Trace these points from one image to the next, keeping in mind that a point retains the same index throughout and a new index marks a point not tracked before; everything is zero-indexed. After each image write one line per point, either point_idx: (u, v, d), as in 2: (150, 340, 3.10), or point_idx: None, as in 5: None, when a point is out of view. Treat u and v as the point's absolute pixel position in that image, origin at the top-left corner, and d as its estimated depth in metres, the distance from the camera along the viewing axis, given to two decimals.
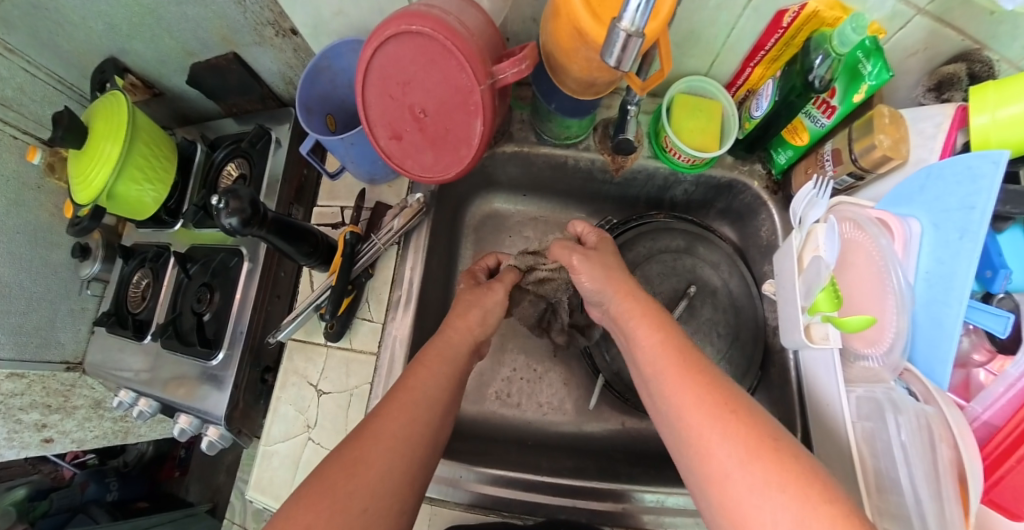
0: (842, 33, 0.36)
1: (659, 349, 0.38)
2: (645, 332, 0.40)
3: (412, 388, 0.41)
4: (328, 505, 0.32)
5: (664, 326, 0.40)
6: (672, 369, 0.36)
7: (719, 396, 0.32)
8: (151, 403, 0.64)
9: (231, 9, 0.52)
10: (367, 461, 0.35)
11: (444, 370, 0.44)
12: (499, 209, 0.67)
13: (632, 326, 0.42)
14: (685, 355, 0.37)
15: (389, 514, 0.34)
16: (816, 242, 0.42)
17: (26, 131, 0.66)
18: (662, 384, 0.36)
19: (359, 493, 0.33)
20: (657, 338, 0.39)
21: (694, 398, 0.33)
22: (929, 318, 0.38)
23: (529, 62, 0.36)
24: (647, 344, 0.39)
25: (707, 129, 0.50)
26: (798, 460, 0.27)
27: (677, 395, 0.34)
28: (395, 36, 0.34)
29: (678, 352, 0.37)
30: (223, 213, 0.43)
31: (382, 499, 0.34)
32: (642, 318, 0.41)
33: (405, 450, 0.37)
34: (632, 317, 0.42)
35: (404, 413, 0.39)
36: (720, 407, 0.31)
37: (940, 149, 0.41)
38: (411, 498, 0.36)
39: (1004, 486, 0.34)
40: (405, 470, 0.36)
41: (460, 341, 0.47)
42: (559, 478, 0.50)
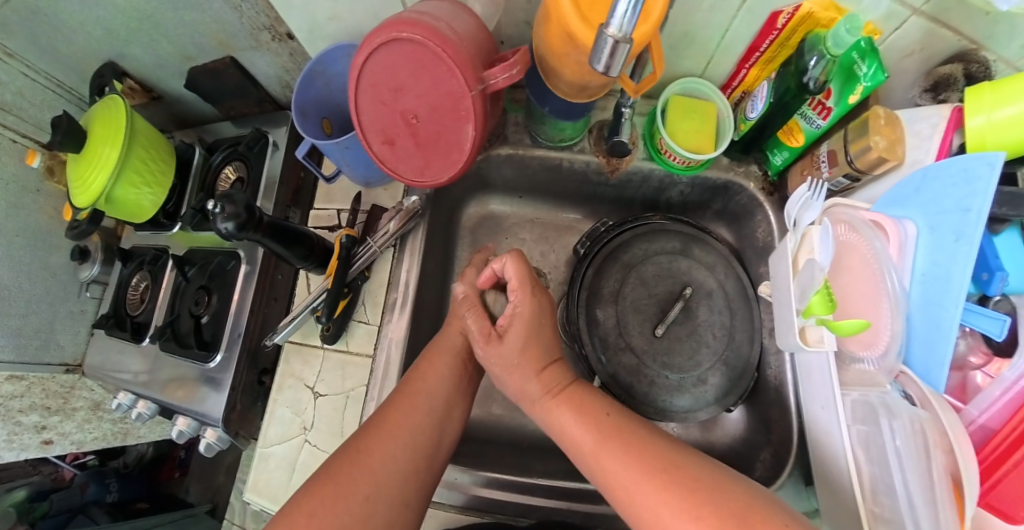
0: (836, 34, 0.36)
1: (579, 420, 0.39)
2: (561, 411, 0.40)
3: (417, 381, 0.42)
4: (331, 491, 0.33)
5: (582, 397, 0.41)
6: (598, 445, 0.36)
7: (671, 478, 0.32)
8: (149, 405, 0.64)
9: (228, 13, 0.52)
10: (371, 450, 0.36)
11: (449, 366, 0.44)
12: (495, 211, 0.67)
13: (546, 406, 0.42)
14: (608, 422, 0.38)
15: (393, 507, 0.35)
16: (811, 245, 0.42)
17: (26, 135, 0.67)
18: (597, 461, 0.35)
19: (361, 480, 0.34)
20: (588, 417, 0.38)
21: (642, 479, 0.32)
22: (926, 320, 0.38)
23: (520, 66, 0.36)
24: (576, 424, 0.38)
25: (702, 131, 0.50)
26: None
27: (608, 471, 0.35)
28: (387, 42, 0.34)
29: (616, 430, 0.36)
30: (219, 217, 0.43)
31: (388, 487, 0.35)
32: (555, 400, 0.41)
33: (411, 445, 0.37)
34: (543, 400, 0.42)
35: (412, 409, 0.39)
36: (659, 477, 0.32)
37: (936, 149, 0.41)
38: (416, 492, 0.37)
39: (1000, 490, 0.34)
40: (410, 464, 0.37)
41: (457, 330, 0.47)
42: (554, 480, 0.49)
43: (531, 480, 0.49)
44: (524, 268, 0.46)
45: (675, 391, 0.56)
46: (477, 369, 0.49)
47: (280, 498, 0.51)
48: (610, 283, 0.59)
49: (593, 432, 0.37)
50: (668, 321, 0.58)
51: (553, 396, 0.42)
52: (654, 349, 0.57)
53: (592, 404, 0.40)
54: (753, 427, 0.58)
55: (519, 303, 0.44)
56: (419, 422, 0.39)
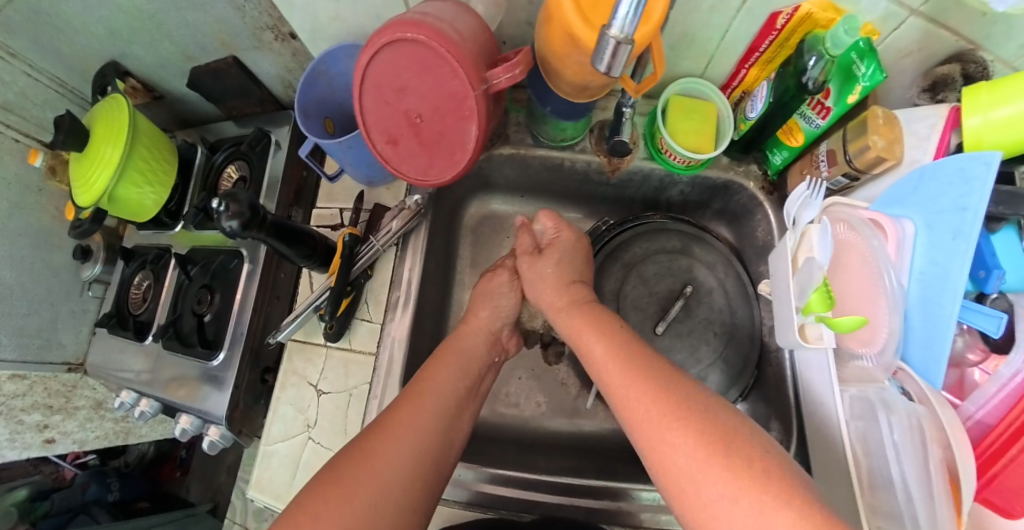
0: (835, 35, 0.36)
1: (609, 354, 0.40)
2: (591, 343, 0.42)
3: (428, 378, 0.43)
4: (335, 493, 0.33)
5: (615, 332, 0.42)
6: (622, 375, 0.37)
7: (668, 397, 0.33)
8: (152, 403, 0.64)
9: (230, 14, 0.52)
10: (377, 453, 0.36)
11: (457, 368, 0.45)
12: (497, 210, 0.67)
13: (582, 338, 0.44)
14: (634, 361, 0.38)
15: (401, 511, 0.34)
16: (810, 244, 0.42)
17: (27, 135, 0.67)
18: (614, 385, 0.38)
19: (366, 485, 0.34)
20: (603, 347, 0.41)
21: (647, 398, 0.34)
22: (924, 318, 0.38)
23: (522, 67, 0.36)
24: (597, 353, 0.41)
25: (702, 130, 0.51)
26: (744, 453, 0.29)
27: (627, 399, 0.36)
28: (390, 42, 0.35)
29: (623, 357, 0.39)
30: (224, 216, 0.43)
31: (392, 492, 0.34)
32: (586, 329, 0.44)
33: (419, 445, 0.38)
34: (578, 327, 0.45)
35: (418, 410, 0.40)
36: (678, 415, 0.32)
37: (933, 149, 0.41)
38: (423, 497, 0.36)
39: (998, 484, 0.34)
40: (418, 466, 0.37)
41: (475, 336, 0.50)
42: (558, 476, 0.50)
43: (535, 476, 0.49)
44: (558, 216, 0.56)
45: None
46: (488, 373, 0.50)
47: (283, 495, 0.51)
48: (611, 282, 0.60)
49: (620, 363, 0.38)
50: (669, 319, 0.58)
51: (587, 329, 0.44)
52: (655, 347, 0.58)
53: (622, 339, 0.41)
54: None
55: (558, 231, 0.54)
56: (425, 421, 0.39)
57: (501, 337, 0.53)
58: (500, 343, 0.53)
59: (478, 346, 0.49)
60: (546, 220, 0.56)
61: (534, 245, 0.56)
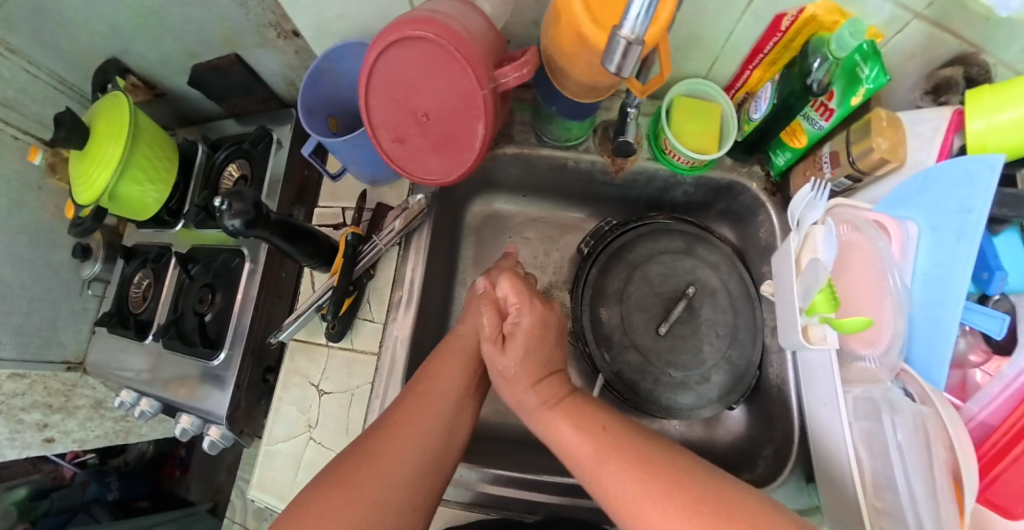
0: (840, 37, 0.36)
1: (582, 434, 0.38)
2: (564, 428, 0.40)
3: (431, 379, 0.43)
4: (342, 492, 0.33)
5: (589, 416, 0.39)
6: (596, 452, 0.36)
7: (653, 477, 0.32)
8: (152, 403, 0.63)
9: (234, 11, 0.52)
10: (380, 452, 0.36)
11: (462, 368, 0.45)
12: (500, 210, 0.67)
13: (553, 424, 0.41)
14: (621, 446, 0.35)
15: (402, 510, 0.35)
16: (814, 245, 0.43)
17: (27, 131, 0.66)
18: (603, 488, 0.34)
19: (371, 483, 0.34)
20: (585, 439, 0.37)
21: (642, 491, 0.31)
22: (927, 319, 0.38)
23: (531, 66, 0.37)
24: (578, 447, 0.37)
25: (707, 132, 0.51)
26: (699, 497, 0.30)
27: (625, 502, 0.32)
28: (401, 40, 0.35)
29: (610, 446, 0.35)
30: (227, 215, 0.43)
31: (396, 491, 0.35)
32: (566, 424, 0.40)
33: (423, 447, 0.38)
34: (558, 427, 0.40)
35: (421, 410, 0.40)
36: (644, 477, 0.32)
37: (937, 151, 0.41)
38: (424, 496, 0.37)
39: (999, 484, 0.35)
40: (420, 466, 0.37)
41: (470, 332, 0.49)
42: (561, 477, 0.50)
43: (538, 477, 0.49)
44: (520, 285, 0.48)
45: (678, 388, 0.56)
46: (489, 371, 0.50)
47: (287, 495, 0.51)
48: (615, 282, 0.60)
49: (598, 440, 0.36)
50: (672, 320, 0.58)
51: (564, 410, 0.41)
52: (658, 347, 0.58)
53: (594, 416, 0.39)
54: (754, 426, 0.58)
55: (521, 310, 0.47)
56: (427, 424, 0.39)
57: None
58: None
59: (475, 345, 0.49)
60: (507, 287, 0.48)
61: (498, 327, 0.47)
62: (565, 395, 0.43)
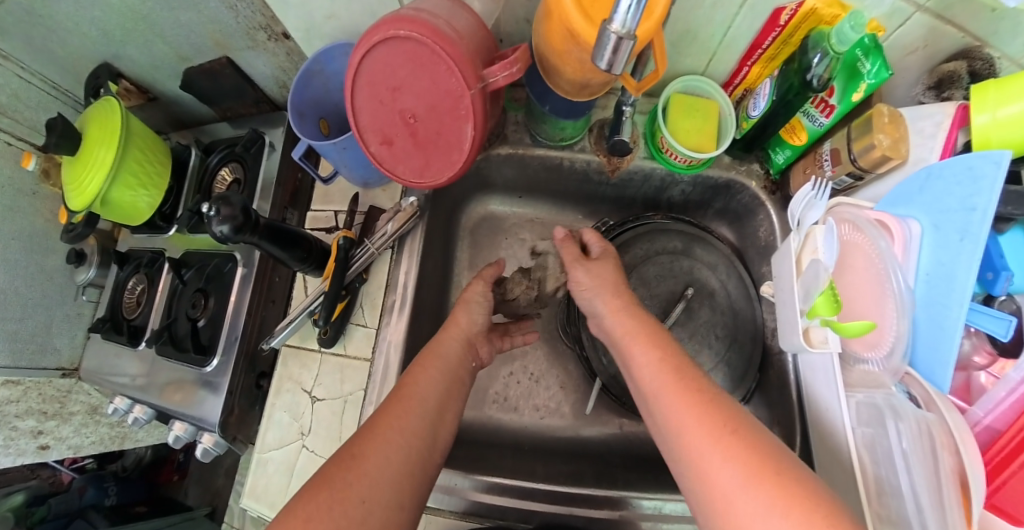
0: (840, 31, 0.35)
1: (693, 414, 0.33)
2: (668, 388, 0.36)
3: (411, 384, 0.42)
4: (327, 495, 0.32)
5: (699, 386, 0.35)
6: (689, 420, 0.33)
7: (709, 411, 0.33)
8: (145, 410, 0.64)
9: (224, 14, 0.51)
10: (364, 454, 0.35)
11: (442, 372, 0.44)
12: (495, 211, 0.67)
13: (660, 400, 0.36)
14: (685, 376, 0.37)
15: (389, 508, 0.34)
16: (815, 244, 0.42)
17: (21, 137, 0.66)
18: (661, 402, 0.36)
19: (357, 483, 0.33)
20: (655, 356, 0.39)
21: (695, 417, 0.33)
22: (931, 321, 0.37)
23: (520, 64, 0.36)
24: (645, 364, 0.40)
25: (704, 129, 0.50)
26: (740, 430, 0.31)
27: (675, 416, 0.34)
28: (384, 40, 0.34)
29: (676, 370, 0.37)
30: (215, 221, 0.42)
31: (381, 490, 0.34)
32: (639, 339, 0.42)
33: (406, 449, 0.37)
34: (626, 343, 0.43)
35: (405, 413, 0.39)
36: (746, 457, 0.29)
37: (940, 149, 0.40)
38: (411, 494, 0.36)
39: (1006, 490, 0.34)
40: (404, 467, 0.36)
41: (452, 339, 0.48)
42: (555, 485, 0.49)
43: (533, 484, 0.49)
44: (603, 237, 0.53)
45: None
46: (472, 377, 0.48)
47: (278, 503, 0.50)
48: None
49: (699, 413, 0.33)
50: (670, 322, 0.58)
51: (674, 380, 0.37)
52: None
53: (708, 393, 0.35)
54: None
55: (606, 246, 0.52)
56: (411, 425, 0.38)
57: (477, 342, 0.50)
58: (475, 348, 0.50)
59: (457, 350, 0.47)
60: (592, 238, 0.53)
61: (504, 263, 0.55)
62: (674, 364, 0.38)
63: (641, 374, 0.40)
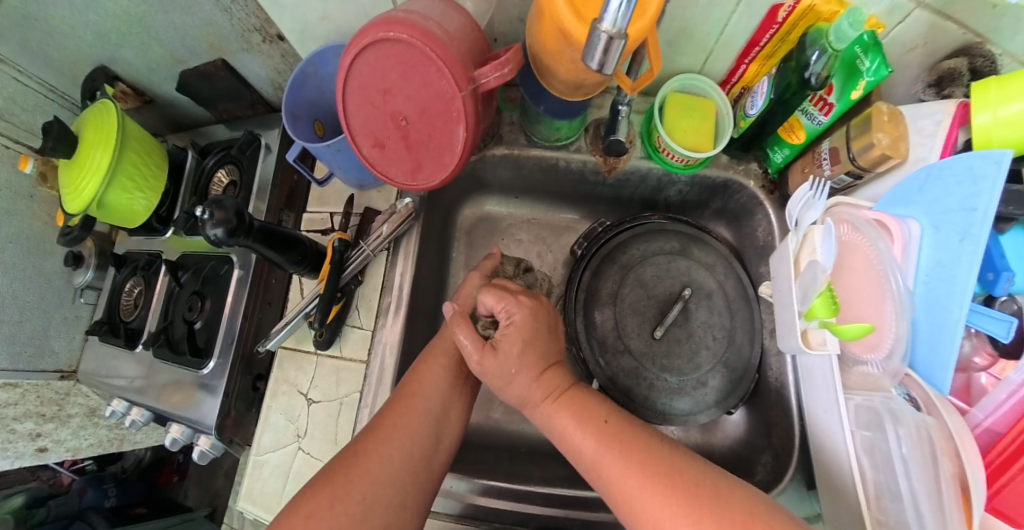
0: (839, 28, 0.34)
1: (653, 494, 0.30)
2: (616, 472, 0.33)
3: (416, 382, 0.42)
4: (329, 492, 0.34)
5: (661, 463, 0.32)
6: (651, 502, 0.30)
7: (664, 484, 0.31)
8: (143, 412, 0.64)
9: (217, 16, 0.51)
10: (367, 453, 0.36)
11: (447, 367, 0.44)
12: (492, 212, 0.66)
13: (615, 483, 0.33)
14: (630, 443, 0.34)
15: (391, 507, 0.35)
16: (813, 245, 0.41)
17: (18, 140, 0.66)
18: (615, 484, 0.33)
19: (359, 482, 0.34)
20: (593, 435, 0.36)
21: (656, 499, 0.30)
22: (930, 323, 0.37)
23: (512, 65, 0.36)
24: (587, 444, 0.36)
25: (701, 128, 0.49)
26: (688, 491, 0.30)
27: (635, 499, 0.31)
28: (375, 43, 0.34)
29: (619, 442, 0.35)
30: (209, 223, 0.42)
31: (384, 488, 0.35)
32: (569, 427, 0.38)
33: (410, 447, 0.37)
34: (564, 426, 0.38)
35: (410, 410, 0.39)
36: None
37: (940, 147, 0.39)
38: (414, 494, 0.36)
39: (1006, 495, 0.33)
40: (407, 466, 0.37)
41: None
42: (552, 487, 0.49)
43: (529, 487, 0.49)
44: (501, 291, 0.47)
45: (674, 394, 0.55)
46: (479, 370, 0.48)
47: (274, 507, 0.50)
48: (608, 284, 0.58)
49: (676, 499, 0.30)
50: (667, 323, 0.57)
51: (623, 461, 0.33)
52: (653, 352, 0.57)
53: (655, 455, 0.33)
54: (752, 430, 0.57)
55: (511, 315, 0.45)
56: (414, 424, 0.39)
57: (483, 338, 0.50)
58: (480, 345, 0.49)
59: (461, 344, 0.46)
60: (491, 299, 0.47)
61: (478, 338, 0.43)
62: (614, 437, 0.35)
63: (585, 453, 0.36)
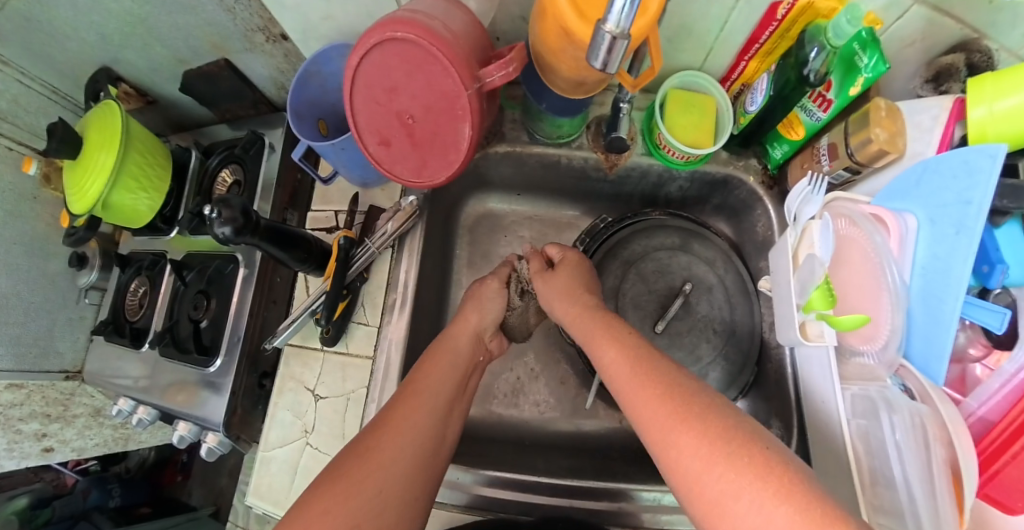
0: (837, 25, 0.35)
1: (649, 401, 0.32)
2: (629, 379, 0.35)
3: (426, 374, 0.43)
4: (344, 486, 0.32)
5: (658, 380, 0.33)
6: (647, 396, 0.33)
7: (653, 382, 0.33)
8: (150, 411, 0.64)
9: (221, 16, 0.52)
10: (377, 447, 0.35)
11: (452, 363, 0.46)
12: (494, 209, 0.67)
13: (627, 385, 0.35)
14: (637, 357, 0.36)
15: (405, 499, 0.34)
16: (810, 240, 0.42)
17: (21, 142, 0.67)
18: (628, 399, 0.35)
19: (371, 476, 0.33)
20: (614, 351, 0.39)
21: (651, 404, 0.32)
22: (925, 314, 0.38)
23: (516, 64, 0.37)
24: (608, 362, 0.38)
25: (701, 125, 0.50)
26: (651, 372, 0.34)
27: (638, 406, 0.33)
28: (380, 43, 0.34)
29: (632, 360, 0.36)
30: (216, 223, 0.43)
31: (393, 484, 0.34)
32: (601, 340, 0.41)
33: (418, 441, 0.37)
34: (596, 339, 0.42)
35: (415, 407, 0.40)
36: (714, 448, 0.27)
37: (937, 142, 0.40)
38: (423, 486, 0.36)
39: (1000, 480, 0.34)
40: (415, 458, 0.36)
41: (462, 335, 0.49)
42: (556, 478, 0.50)
43: (534, 478, 0.49)
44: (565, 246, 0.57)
45: None
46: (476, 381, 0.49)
47: (282, 502, 0.51)
48: (610, 279, 0.60)
49: (690, 426, 0.28)
50: (668, 318, 0.58)
51: (634, 379, 0.34)
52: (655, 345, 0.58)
53: (647, 358, 0.36)
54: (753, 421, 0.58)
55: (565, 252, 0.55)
56: (421, 419, 0.39)
57: (485, 336, 0.52)
58: (484, 343, 0.52)
59: (467, 346, 0.48)
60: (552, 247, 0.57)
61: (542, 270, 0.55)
62: (631, 349, 0.38)
63: (608, 369, 0.38)
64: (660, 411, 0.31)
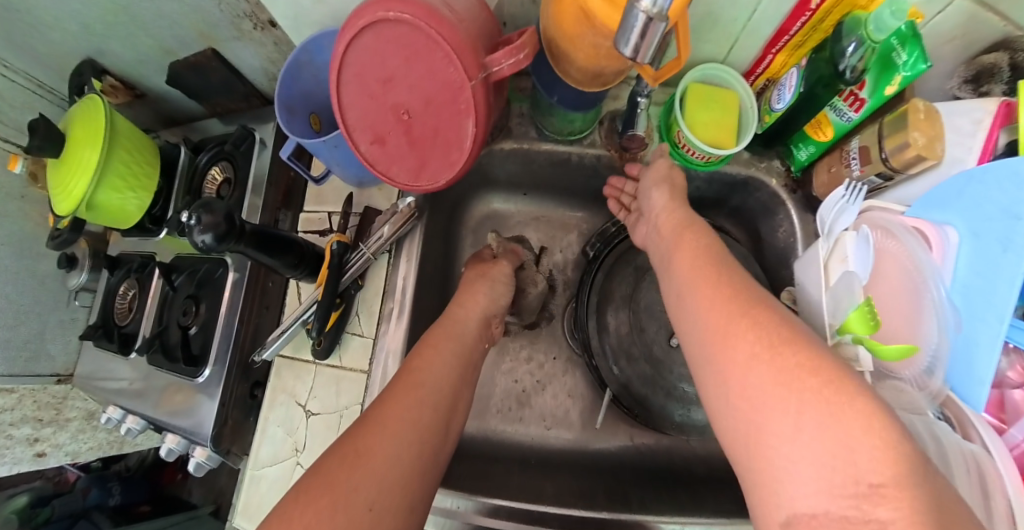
0: (878, 17, 0.31)
1: (719, 307, 0.30)
2: (702, 282, 0.33)
3: (417, 369, 0.39)
4: (329, 501, 0.29)
5: (735, 290, 0.31)
6: (714, 302, 0.31)
7: (728, 289, 0.31)
8: (139, 420, 0.62)
9: (205, 3, 0.48)
10: (369, 450, 0.32)
11: (453, 352, 0.42)
12: (499, 210, 0.63)
13: (692, 291, 0.34)
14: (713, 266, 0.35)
15: (398, 512, 0.31)
16: (843, 252, 0.38)
17: (6, 139, 0.64)
18: (695, 303, 0.33)
19: (364, 484, 0.31)
20: (691, 253, 0.37)
21: (718, 310, 0.30)
22: (967, 337, 0.33)
23: (528, 50, 0.32)
24: (682, 262, 0.37)
25: (722, 123, 0.46)
26: (728, 282, 0.32)
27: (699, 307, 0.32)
28: (372, 25, 0.31)
29: (709, 266, 0.35)
30: (196, 230, 0.40)
31: (389, 495, 0.31)
32: (682, 242, 0.39)
33: (416, 445, 0.35)
34: (670, 249, 0.40)
35: (415, 402, 0.37)
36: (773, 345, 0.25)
37: (979, 147, 0.35)
38: (420, 494, 0.34)
39: None
40: (409, 463, 0.34)
41: (468, 319, 0.46)
42: (565, 508, 0.46)
43: (542, 508, 0.45)
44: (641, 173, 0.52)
45: (692, 402, 0.52)
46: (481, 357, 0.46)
47: None
48: (622, 286, 0.56)
49: (751, 331, 0.27)
50: None
51: (707, 290, 0.32)
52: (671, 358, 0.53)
53: (726, 270, 0.34)
54: None
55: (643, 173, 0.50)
56: (423, 419, 0.36)
57: (493, 322, 0.49)
58: (490, 327, 0.49)
59: (474, 330, 0.46)
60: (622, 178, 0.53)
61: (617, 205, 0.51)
62: (710, 258, 0.36)
63: (677, 273, 0.37)
64: (730, 317, 0.29)
